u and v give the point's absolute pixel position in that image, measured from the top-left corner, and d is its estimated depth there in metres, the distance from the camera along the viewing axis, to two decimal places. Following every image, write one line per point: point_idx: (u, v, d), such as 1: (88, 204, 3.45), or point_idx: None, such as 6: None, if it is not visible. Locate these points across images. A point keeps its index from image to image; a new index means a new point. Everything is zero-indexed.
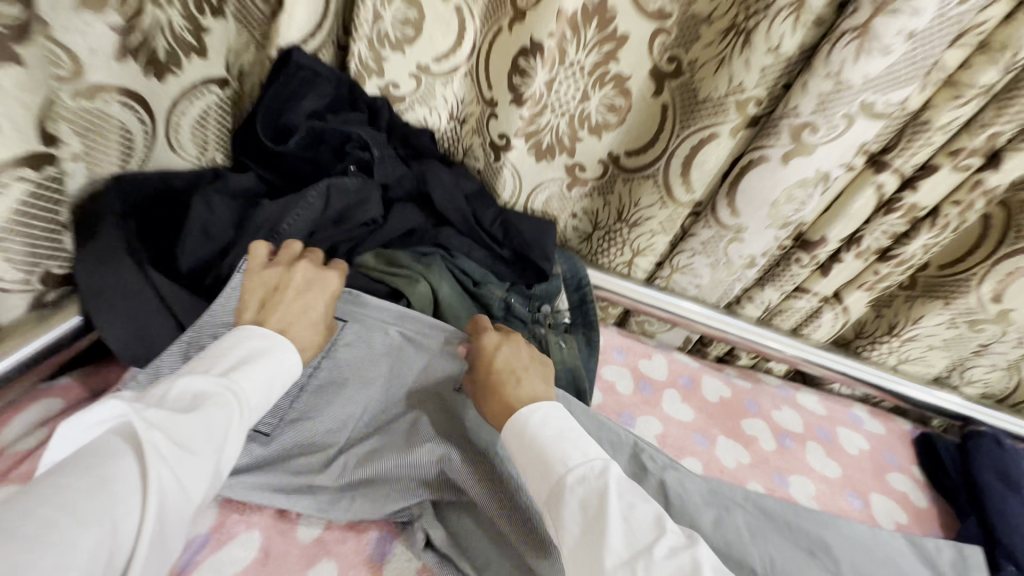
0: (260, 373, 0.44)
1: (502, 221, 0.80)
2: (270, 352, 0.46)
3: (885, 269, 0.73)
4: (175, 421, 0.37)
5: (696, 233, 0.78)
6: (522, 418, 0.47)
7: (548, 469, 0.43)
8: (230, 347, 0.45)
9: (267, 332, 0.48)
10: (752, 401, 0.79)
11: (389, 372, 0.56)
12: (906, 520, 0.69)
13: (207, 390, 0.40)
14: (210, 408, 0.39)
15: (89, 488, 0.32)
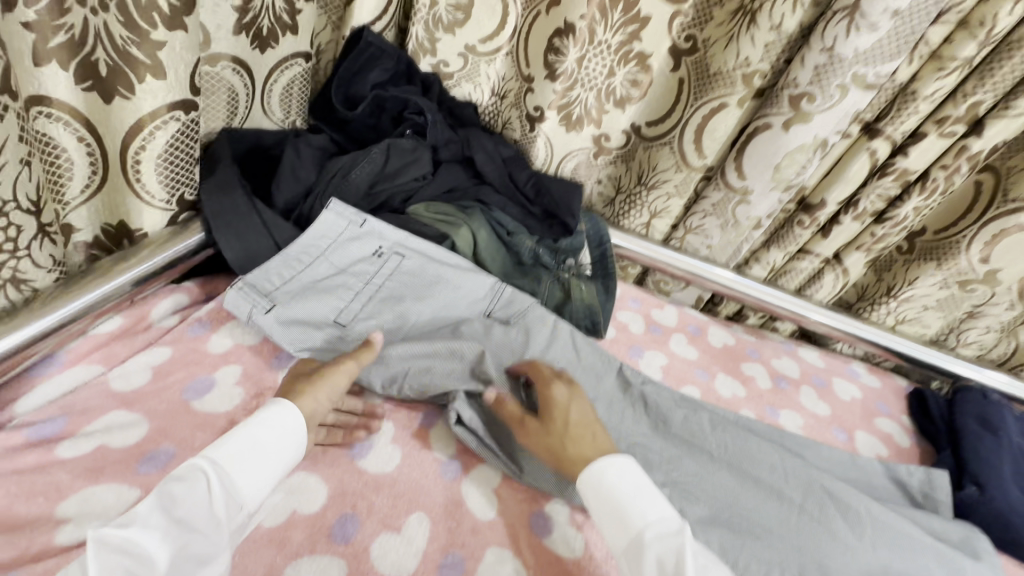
0: (260, 474, 0.46)
1: (535, 181, 0.90)
2: (279, 443, 0.48)
3: (881, 230, 0.81)
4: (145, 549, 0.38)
5: (707, 196, 0.87)
6: (598, 472, 0.52)
7: (626, 521, 0.49)
8: (248, 438, 0.47)
9: (286, 412, 0.50)
10: (753, 349, 0.88)
11: (437, 292, 0.69)
12: (887, 453, 0.77)
13: (199, 496, 0.42)
14: (191, 518, 0.41)
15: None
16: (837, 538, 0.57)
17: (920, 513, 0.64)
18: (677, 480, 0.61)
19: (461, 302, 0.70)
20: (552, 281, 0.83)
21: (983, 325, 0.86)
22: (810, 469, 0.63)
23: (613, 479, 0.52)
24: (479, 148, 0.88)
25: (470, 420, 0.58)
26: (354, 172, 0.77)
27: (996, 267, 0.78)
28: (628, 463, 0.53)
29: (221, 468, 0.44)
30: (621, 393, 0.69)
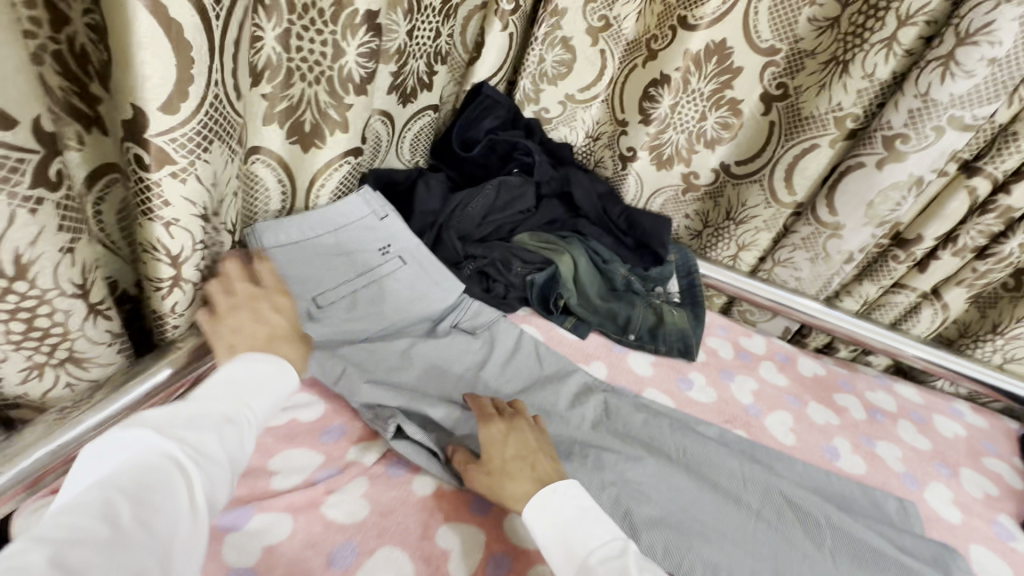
0: (266, 398, 0.49)
1: (628, 216, 0.98)
2: (275, 372, 0.51)
3: (983, 265, 0.81)
4: (207, 443, 0.41)
5: (797, 229, 0.91)
6: (542, 501, 0.50)
7: (574, 552, 0.47)
8: (238, 372, 0.49)
9: (264, 353, 0.53)
10: (846, 381, 0.89)
11: (415, 309, 0.73)
12: (997, 492, 0.74)
13: (225, 410, 0.44)
14: (230, 430, 0.43)
15: (138, 493, 0.35)
16: (791, 546, 0.57)
17: (899, 531, 0.61)
18: (629, 480, 0.59)
19: (428, 319, 0.74)
20: (645, 306, 0.88)
21: None
22: (770, 477, 0.63)
23: (564, 508, 0.50)
24: (580, 185, 0.99)
25: (413, 433, 0.57)
26: (474, 204, 0.89)
27: None
28: (573, 484, 0.52)
29: (251, 412, 0.47)
30: (580, 396, 0.70)
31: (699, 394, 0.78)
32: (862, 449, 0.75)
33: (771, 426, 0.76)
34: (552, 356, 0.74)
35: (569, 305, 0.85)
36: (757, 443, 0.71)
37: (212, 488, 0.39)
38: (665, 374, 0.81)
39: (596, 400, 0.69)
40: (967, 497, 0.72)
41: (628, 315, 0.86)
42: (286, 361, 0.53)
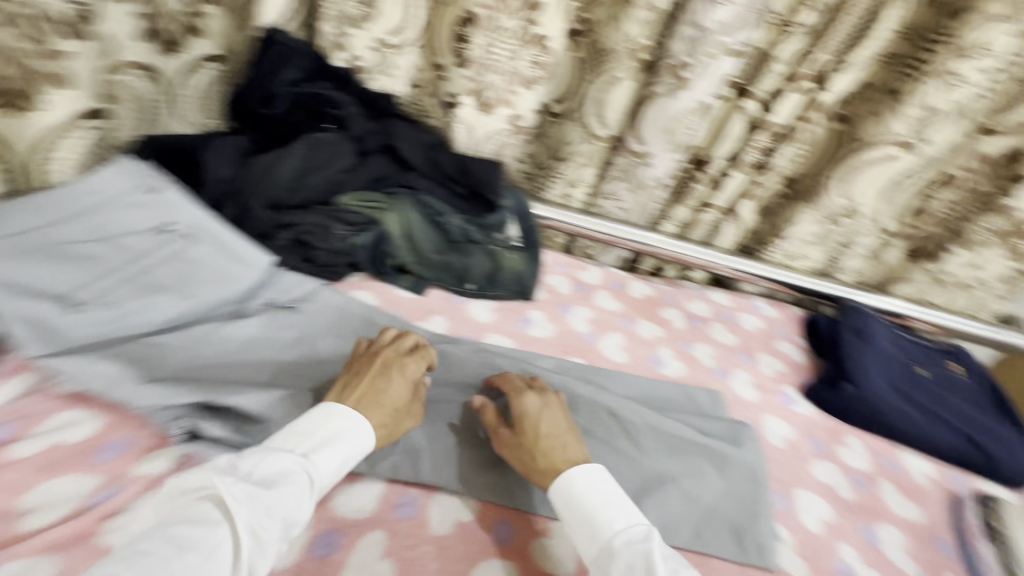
0: (335, 455, 0.50)
1: (460, 164, 0.93)
2: (354, 429, 0.53)
3: (762, 178, 0.92)
4: (260, 498, 0.43)
5: (614, 162, 0.96)
6: (570, 481, 0.53)
7: (596, 529, 0.49)
8: (311, 425, 0.52)
9: (351, 410, 0.54)
10: (670, 296, 0.98)
11: (204, 292, 0.62)
12: (785, 368, 0.88)
13: (290, 467, 0.47)
14: (288, 485, 0.46)
15: (186, 542, 0.39)
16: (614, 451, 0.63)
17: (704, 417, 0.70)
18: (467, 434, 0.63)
19: (225, 303, 0.64)
20: (482, 253, 0.88)
21: (856, 253, 1.00)
22: (598, 394, 0.67)
23: (590, 493, 0.52)
24: (403, 137, 0.91)
25: (213, 429, 0.53)
26: (282, 168, 0.79)
27: (857, 199, 0.91)
28: (600, 470, 0.54)
29: (313, 472, 0.48)
30: None
31: (538, 330, 0.82)
32: (681, 354, 0.84)
33: (604, 348, 0.82)
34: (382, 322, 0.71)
35: (408, 262, 0.85)
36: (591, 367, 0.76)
37: (253, 551, 0.41)
38: (506, 317, 0.83)
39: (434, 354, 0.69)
40: (763, 377, 0.84)
41: (465, 266, 0.86)
42: (363, 419, 0.54)
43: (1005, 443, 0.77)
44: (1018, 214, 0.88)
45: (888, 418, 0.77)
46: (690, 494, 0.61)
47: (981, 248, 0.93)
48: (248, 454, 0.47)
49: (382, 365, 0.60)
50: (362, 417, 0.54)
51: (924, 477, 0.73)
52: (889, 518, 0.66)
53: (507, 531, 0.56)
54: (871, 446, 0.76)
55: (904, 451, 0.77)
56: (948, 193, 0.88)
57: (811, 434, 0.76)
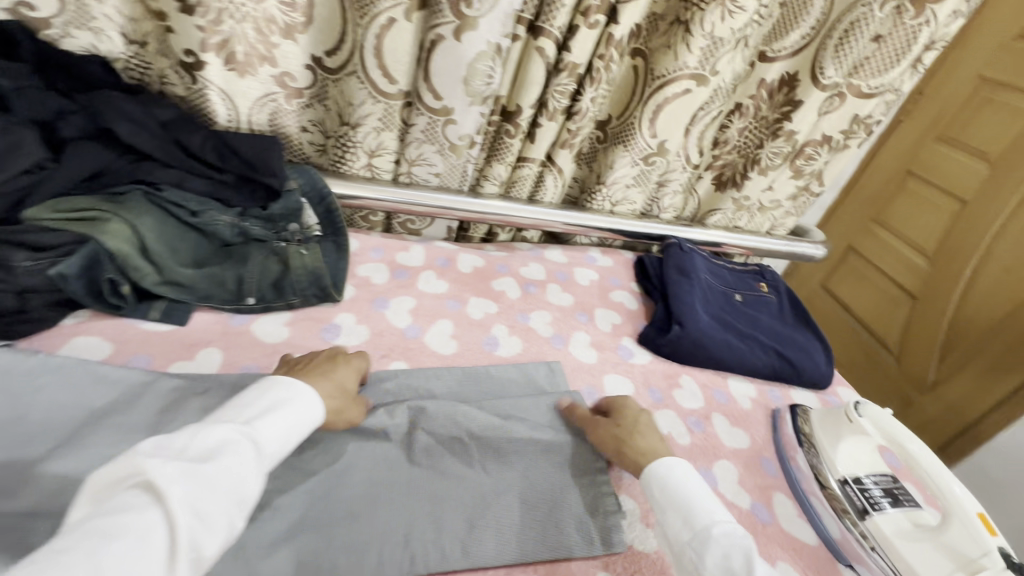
0: (278, 423, 0.48)
1: (217, 142, 0.72)
2: (294, 398, 0.50)
3: (574, 125, 0.87)
4: (198, 473, 0.39)
5: (414, 123, 0.83)
6: (666, 469, 0.57)
7: (693, 518, 0.53)
8: (248, 399, 0.48)
9: (295, 382, 0.52)
10: (502, 264, 0.91)
11: None
12: (621, 320, 0.86)
13: (228, 438, 0.43)
14: (229, 454, 0.42)
15: (107, 531, 0.34)
16: (440, 476, 0.56)
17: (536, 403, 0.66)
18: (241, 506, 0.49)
19: None
20: (264, 254, 0.70)
21: (672, 190, 1.00)
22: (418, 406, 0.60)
23: (687, 481, 0.56)
24: (116, 115, 0.66)
25: None
26: None
27: (663, 138, 0.89)
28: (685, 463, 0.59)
29: (255, 439, 0.45)
30: (165, 413, 0.52)
31: (345, 338, 0.68)
32: (516, 328, 0.77)
33: (431, 341, 0.72)
34: (115, 378, 0.53)
35: (148, 287, 0.63)
36: (412, 372, 0.66)
37: (194, 528, 0.37)
38: (305, 329, 0.68)
39: (203, 403, 0.54)
40: (600, 334, 0.82)
41: (240, 275, 0.68)
42: (309, 389, 0.52)
43: (808, 352, 0.84)
44: (797, 136, 0.93)
45: (714, 351, 0.78)
46: (526, 500, 0.56)
47: (773, 171, 0.98)
48: (187, 428, 0.42)
49: (328, 354, 0.60)
50: (304, 386, 0.52)
51: (748, 400, 0.77)
52: (721, 453, 0.68)
53: None
54: (702, 382, 0.78)
55: (729, 378, 0.80)
56: (740, 122, 0.93)
57: (649, 384, 0.75)
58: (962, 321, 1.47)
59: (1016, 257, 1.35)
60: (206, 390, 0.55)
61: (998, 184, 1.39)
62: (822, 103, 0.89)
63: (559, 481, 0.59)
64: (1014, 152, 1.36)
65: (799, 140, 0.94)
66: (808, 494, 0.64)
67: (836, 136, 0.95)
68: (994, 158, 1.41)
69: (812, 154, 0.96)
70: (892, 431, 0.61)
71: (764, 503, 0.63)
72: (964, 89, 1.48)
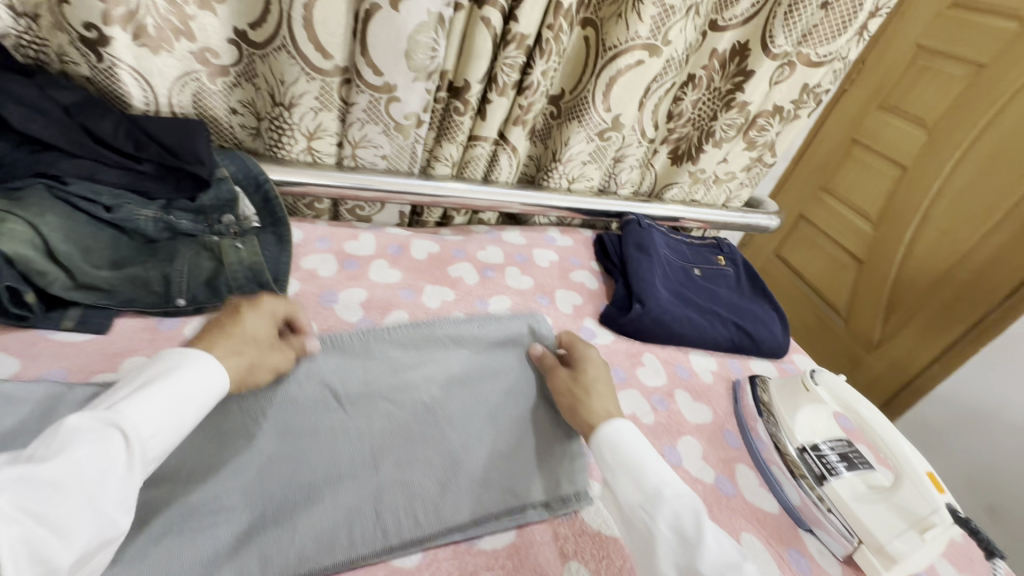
0: (156, 400, 0.42)
1: (130, 129, 0.66)
2: (179, 369, 0.44)
3: (525, 100, 0.83)
4: (34, 476, 0.34)
5: (355, 101, 0.77)
6: (616, 431, 0.55)
7: (645, 481, 0.51)
8: (125, 380, 0.43)
9: (182, 351, 0.46)
10: (458, 249, 0.87)
11: None
12: (582, 300, 0.85)
13: (82, 429, 0.38)
14: (88, 446, 0.37)
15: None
16: (395, 459, 0.53)
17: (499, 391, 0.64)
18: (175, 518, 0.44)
19: None
20: (193, 249, 0.64)
21: (629, 164, 0.99)
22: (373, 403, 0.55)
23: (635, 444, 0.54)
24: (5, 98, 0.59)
25: None
26: None
27: (618, 112, 0.87)
28: (631, 425, 0.57)
29: (121, 427, 0.39)
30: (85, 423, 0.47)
31: None
32: (475, 315, 0.75)
33: None
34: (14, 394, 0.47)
35: (59, 293, 0.56)
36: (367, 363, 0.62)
37: (41, 530, 0.34)
38: None
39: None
40: (562, 317, 0.80)
41: (166, 274, 0.61)
42: (201, 355, 0.46)
43: (766, 322, 0.85)
44: (749, 107, 0.92)
45: (677, 327, 0.78)
46: (488, 478, 0.55)
47: (728, 143, 0.98)
48: (46, 430, 0.38)
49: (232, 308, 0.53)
50: (195, 352, 0.46)
51: (710, 373, 0.78)
52: (685, 430, 0.68)
53: None
54: (664, 358, 0.78)
55: (690, 352, 0.81)
56: (694, 94, 0.92)
57: (612, 364, 0.74)
58: (902, 281, 1.55)
59: (951, 219, 1.41)
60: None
61: (935, 148, 1.44)
62: (773, 73, 0.89)
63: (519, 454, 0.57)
64: (948, 118, 1.41)
65: (752, 111, 0.93)
66: (769, 463, 0.65)
67: (787, 106, 0.95)
68: (931, 125, 1.46)
69: (764, 126, 0.97)
70: (845, 397, 0.63)
71: (728, 477, 0.63)
72: (902, 57, 1.53)
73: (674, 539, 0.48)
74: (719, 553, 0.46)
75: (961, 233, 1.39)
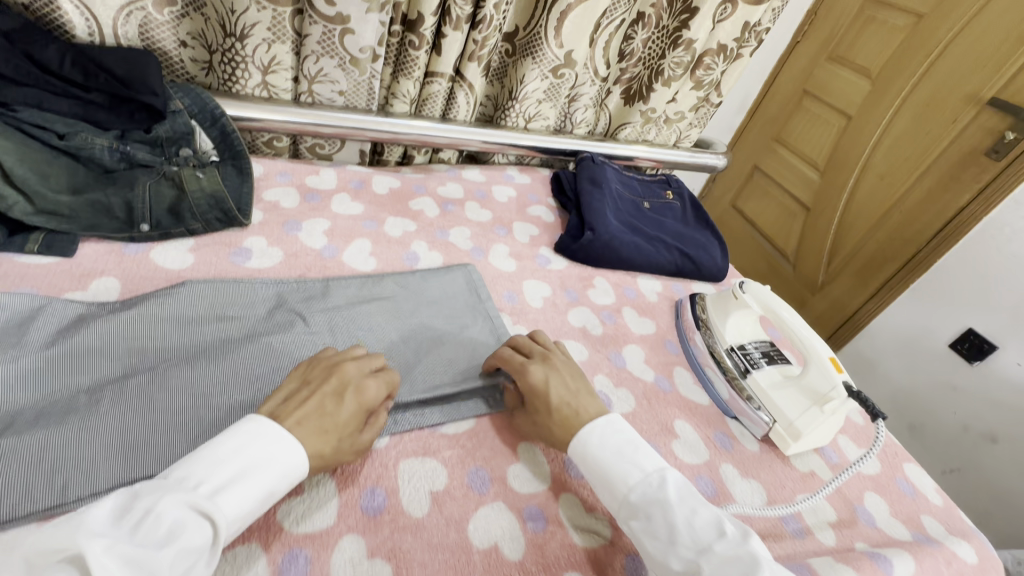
0: (248, 494, 0.39)
1: (76, 58, 0.65)
2: (278, 458, 0.42)
3: (479, 35, 0.85)
4: (145, 563, 0.32)
5: (308, 33, 0.77)
6: (582, 441, 0.52)
7: (613, 487, 0.49)
8: (227, 450, 0.40)
9: (283, 432, 0.43)
10: (419, 185, 0.90)
11: None
12: (538, 232, 0.90)
13: (187, 514, 0.36)
14: (184, 539, 0.34)
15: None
16: None
17: (458, 307, 0.69)
18: (151, 403, 0.47)
19: None
20: (153, 179, 0.65)
21: (583, 104, 1.03)
22: (334, 319, 0.60)
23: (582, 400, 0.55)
24: None
25: None
26: None
27: (570, 49, 0.90)
28: (609, 423, 0.53)
29: (219, 521, 0.37)
30: (69, 329, 0.51)
31: (257, 261, 0.66)
32: (436, 244, 0.79)
33: (349, 259, 0.71)
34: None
35: (20, 216, 0.57)
36: (335, 283, 0.66)
37: None
38: (210, 255, 0.65)
39: (116, 327, 0.52)
40: (519, 246, 0.85)
41: (128, 201, 0.63)
42: (298, 446, 0.43)
43: (707, 248, 0.92)
44: (695, 45, 0.96)
45: (625, 252, 0.84)
46: (446, 372, 0.60)
47: (676, 82, 1.02)
48: (147, 500, 0.35)
49: (336, 385, 0.48)
50: (292, 439, 0.43)
51: (655, 294, 0.85)
52: (629, 339, 0.75)
53: None
54: (614, 281, 0.84)
55: (639, 277, 0.87)
56: (644, 32, 0.95)
57: (566, 287, 0.80)
58: (843, 226, 1.65)
59: (889, 164, 1.50)
60: (109, 310, 0.54)
61: (878, 96, 1.52)
62: (716, 11, 0.93)
63: (474, 360, 0.63)
64: (890, 67, 1.49)
65: (697, 50, 0.98)
66: (704, 367, 0.73)
67: (731, 44, 1.00)
68: (875, 74, 1.54)
69: (710, 65, 1.01)
70: (767, 302, 0.71)
71: (666, 376, 0.71)
72: (851, 7, 1.57)
73: (646, 537, 0.46)
74: (691, 536, 0.44)
75: (896, 177, 1.48)
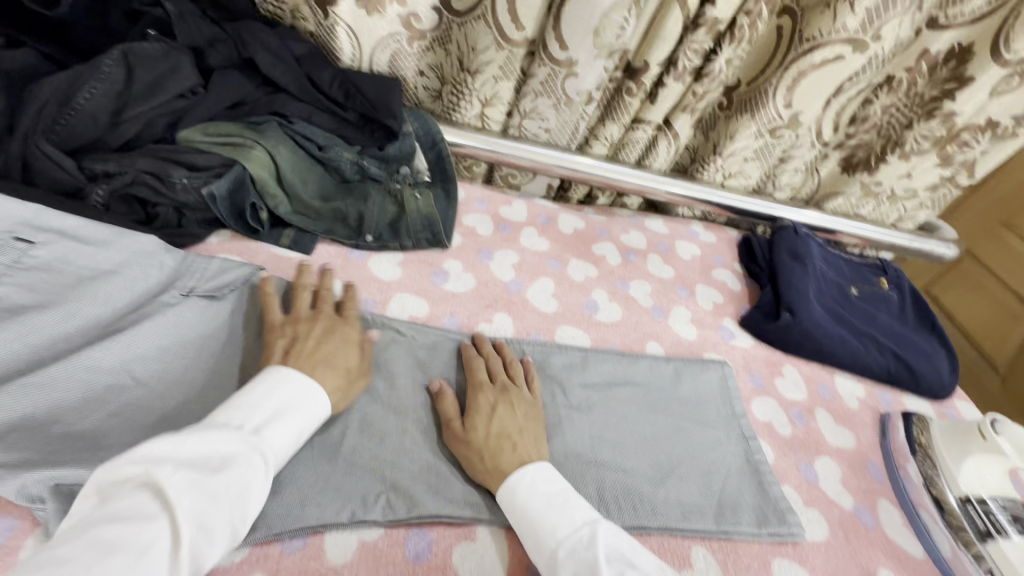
0: (287, 429, 0.45)
1: (341, 81, 0.74)
2: (305, 402, 0.47)
3: (701, 88, 0.81)
4: (206, 482, 0.37)
5: (534, 74, 0.81)
6: (512, 487, 0.49)
7: (541, 538, 0.46)
8: (260, 394, 0.45)
9: (307, 380, 0.48)
10: (604, 229, 0.88)
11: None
12: (722, 300, 0.82)
13: (235, 448, 0.41)
14: (237, 469, 0.40)
15: (112, 543, 0.32)
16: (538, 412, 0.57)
17: (644, 374, 0.65)
18: (366, 418, 0.53)
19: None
20: (382, 195, 0.72)
21: (793, 168, 0.93)
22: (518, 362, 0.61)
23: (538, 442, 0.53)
24: (259, 47, 0.69)
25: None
26: (78, 98, 0.58)
27: (798, 110, 0.83)
28: (543, 468, 0.50)
29: (264, 453, 0.42)
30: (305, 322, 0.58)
31: (453, 285, 0.69)
32: (617, 296, 0.76)
33: (533, 297, 0.71)
34: (250, 285, 0.58)
35: (282, 215, 0.67)
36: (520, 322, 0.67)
37: (199, 539, 0.36)
38: (415, 272, 0.70)
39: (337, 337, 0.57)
40: (701, 312, 0.78)
41: (361, 212, 0.71)
42: (321, 393, 0.48)
43: (932, 358, 0.77)
44: (956, 119, 0.83)
45: (828, 345, 0.73)
46: (620, 440, 0.58)
47: (917, 157, 0.88)
48: (193, 431, 0.40)
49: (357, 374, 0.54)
50: (313, 383, 0.48)
51: (856, 400, 0.73)
52: (824, 450, 0.65)
53: (422, 542, 0.47)
54: (807, 374, 0.74)
55: (837, 374, 0.75)
56: (888, 98, 0.84)
57: (749, 368, 0.72)
58: None
59: None
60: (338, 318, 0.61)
61: None
62: (996, 82, 0.78)
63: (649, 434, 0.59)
64: None
65: (957, 124, 0.84)
66: (919, 508, 0.61)
67: (1004, 122, 0.83)
68: None
69: (967, 141, 0.86)
70: None
71: (870, 508, 0.60)
72: None
73: None
74: None
75: None
